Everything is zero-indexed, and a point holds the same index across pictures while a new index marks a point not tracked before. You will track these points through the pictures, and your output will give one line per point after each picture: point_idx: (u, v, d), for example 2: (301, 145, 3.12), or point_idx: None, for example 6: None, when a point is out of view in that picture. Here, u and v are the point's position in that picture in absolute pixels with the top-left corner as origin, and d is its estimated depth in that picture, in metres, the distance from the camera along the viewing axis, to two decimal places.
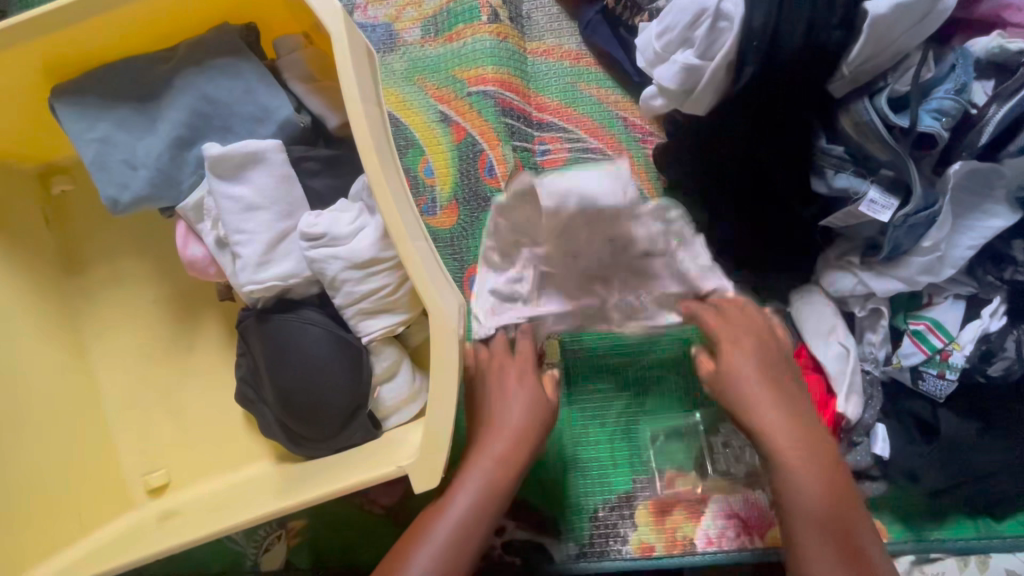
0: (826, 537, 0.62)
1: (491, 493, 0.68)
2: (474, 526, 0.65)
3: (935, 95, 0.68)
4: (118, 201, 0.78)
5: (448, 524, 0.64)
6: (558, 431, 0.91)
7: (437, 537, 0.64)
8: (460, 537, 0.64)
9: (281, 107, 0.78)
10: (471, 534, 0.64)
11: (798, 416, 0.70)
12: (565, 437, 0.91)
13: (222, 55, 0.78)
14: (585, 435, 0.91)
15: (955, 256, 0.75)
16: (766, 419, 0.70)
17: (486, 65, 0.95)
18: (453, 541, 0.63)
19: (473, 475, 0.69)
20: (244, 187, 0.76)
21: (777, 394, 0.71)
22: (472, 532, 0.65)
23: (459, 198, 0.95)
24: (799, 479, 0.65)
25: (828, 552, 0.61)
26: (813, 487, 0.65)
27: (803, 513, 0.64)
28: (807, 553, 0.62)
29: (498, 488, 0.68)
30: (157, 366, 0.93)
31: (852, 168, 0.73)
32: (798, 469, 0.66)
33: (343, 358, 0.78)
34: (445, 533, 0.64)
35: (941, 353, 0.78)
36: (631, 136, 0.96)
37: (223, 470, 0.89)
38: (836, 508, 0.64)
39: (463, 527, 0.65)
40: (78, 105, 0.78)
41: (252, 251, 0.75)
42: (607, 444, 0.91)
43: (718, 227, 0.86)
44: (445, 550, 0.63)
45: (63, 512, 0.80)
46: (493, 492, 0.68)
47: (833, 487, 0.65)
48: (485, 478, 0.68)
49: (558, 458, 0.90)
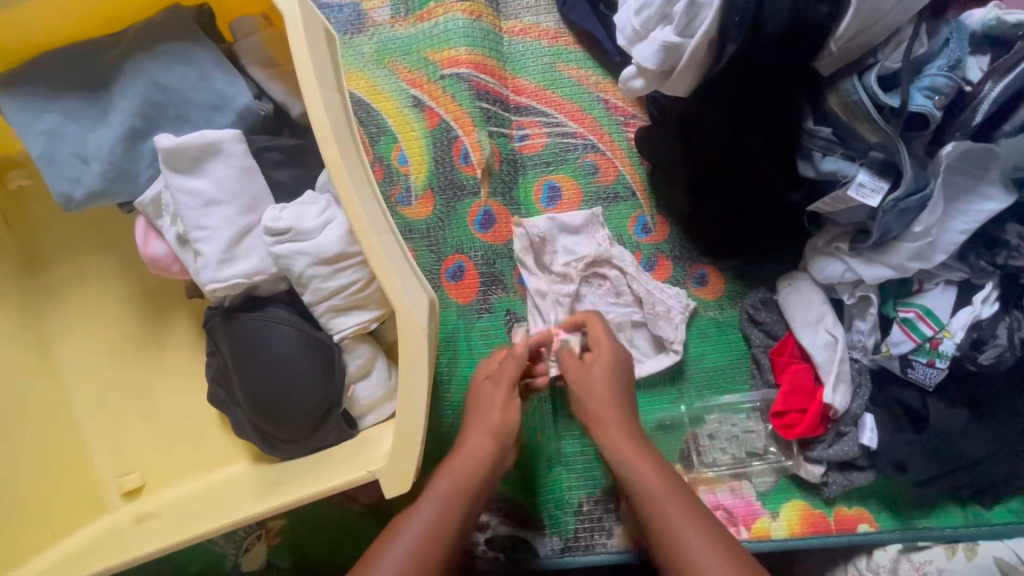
0: (688, 520, 0.62)
1: (454, 498, 0.68)
2: (446, 529, 0.65)
3: (928, 72, 0.64)
4: (71, 197, 0.75)
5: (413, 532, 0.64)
6: (542, 427, 0.89)
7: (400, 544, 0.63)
8: (426, 544, 0.63)
9: (238, 95, 0.74)
10: (441, 536, 0.64)
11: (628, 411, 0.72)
12: (549, 433, 0.89)
13: (174, 38, 0.74)
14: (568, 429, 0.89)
15: (947, 241, 0.71)
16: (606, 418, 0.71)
17: (460, 46, 0.91)
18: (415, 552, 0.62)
19: (444, 481, 0.69)
20: (202, 181, 0.72)
21: (619, 401, 0.72)
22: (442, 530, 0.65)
23: (434, 186, 0.90)
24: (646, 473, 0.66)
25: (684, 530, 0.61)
26: (657, 475, 0.66)
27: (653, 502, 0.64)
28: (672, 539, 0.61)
29: (465, 490, 0.69)
30: (126, 366, 0.90)
31: (841, 150, 0.69)
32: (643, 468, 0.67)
33: (314, 357, 0.75)
34: (411, 542, 0.63)
35: (930, 341, 0.76)
36: (613, 120, 0.92)
37: (201, 472, 0.87)
38: (684, 495, 0.64)
39: (431, 535, 0.64)
40: (20, 94, 0.73)
41: (214, 248, 0.71)
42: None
43: (702, 211, 0.86)
44: (410, 560, 0.62)
45: (32, 519, 0.78)
46: (458, 498, 0.68)
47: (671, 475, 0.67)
48: (452, 486, 0.68)
49: (541, 454, 0.88)
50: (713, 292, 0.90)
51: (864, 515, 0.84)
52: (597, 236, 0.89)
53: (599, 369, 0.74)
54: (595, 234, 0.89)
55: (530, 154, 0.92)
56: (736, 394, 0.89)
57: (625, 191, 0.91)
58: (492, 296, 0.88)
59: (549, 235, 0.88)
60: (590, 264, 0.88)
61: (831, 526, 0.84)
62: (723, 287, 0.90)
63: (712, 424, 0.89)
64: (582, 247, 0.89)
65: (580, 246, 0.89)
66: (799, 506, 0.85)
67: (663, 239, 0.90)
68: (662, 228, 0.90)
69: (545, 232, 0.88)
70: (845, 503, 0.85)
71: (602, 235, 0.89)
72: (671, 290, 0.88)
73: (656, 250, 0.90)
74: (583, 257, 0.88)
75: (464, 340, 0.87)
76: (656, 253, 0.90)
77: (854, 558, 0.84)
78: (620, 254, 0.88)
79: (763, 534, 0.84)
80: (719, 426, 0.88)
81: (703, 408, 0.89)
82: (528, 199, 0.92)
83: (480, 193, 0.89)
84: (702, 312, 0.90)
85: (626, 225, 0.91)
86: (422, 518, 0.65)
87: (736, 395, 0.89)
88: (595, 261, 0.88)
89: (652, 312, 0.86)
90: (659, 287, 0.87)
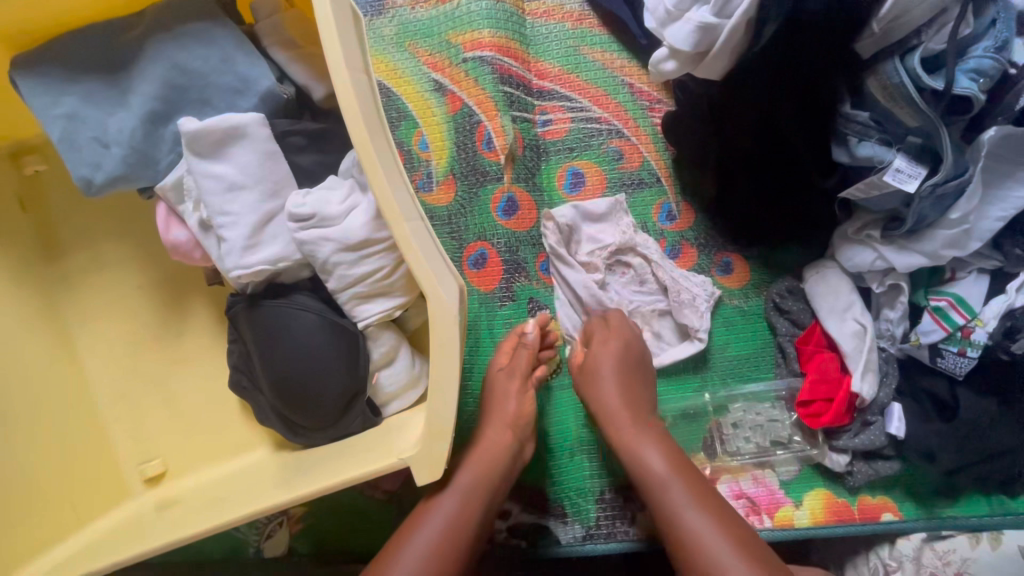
0: (688, 496, 0.65)
1: (475, 493, 0.68)
2: (465, 530, 0.65)
3: (972, 54, 0.62)
4: (92, 181, 0.73)
5: (435, 524, 0.64)
6: (563, 419, 0.89)
7: (419, 541, 0.63)
8: (447, 538, 0.63)
9: (261, 77, 0.73)
10: (464, 528, 0.65)
11: (632, 391, 0.75)
12: (570, 424, 0.89)
13: (196, 20, 0.72)
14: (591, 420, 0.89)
15: (983, 228, 0.70)
16: (610, 400, 0.74)
17: (483, 28, 0.89)
18: (433, 548, 0.62)
19: (465, 474, 0.68)
20: (225, 166, 0.70)
21: (624, 385, 0.75)
22: (463, 523, 0.65)
23: (455, 172, 0.89)
24: (653, 463, 0.68)
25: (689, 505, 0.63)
26: (664, 465, 0.68)
27: (654, 482, 0.67)
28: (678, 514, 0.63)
29: (487, 483, 0.69)
30: (147, 354, 0.89)
31: (877, 135, 0.67)
32: (644, 448, 0.70)
33: (338, 345, 0.75)
34: (431, 537, 0.63)
35: (963, 330, 0.75)
36: (638, 104, 0.90)
37: (222, 459, 0.87)
38: (687, 472, 0.67)
39: (453, 529, 0.64)
40: (39, 76, 0.71)
41: (238, 234, 0.70)
42: None
43: (729, 197, 0.84)
44: (431, 554, 0.62)
45: (57, 504, 0.77)
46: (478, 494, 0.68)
47: (678, 461, 0.69)
48: (473, 479, 0.68)
49: (562, 445, 0.88)
50: (739, 281, 0.89)
51: (889, 505, 0.85)
52: (621, 224, 0.88)
53: (601, 354, 0.77)
54: (619, 222, 0.88)
55: (553, 139, 0.91)
56: (761, 383, 0.88)
57: (649, 177, 0.90)
58: (516, 284, 0.88)
59: (573, 227, 0.87)
60: (615, 253, 0.87)
61: (854, 515, 0.84)
62: (748, 276, 0.89)
63: (736, 413, 0.88)
64: (608, 235, 0.88)
65: (605, 235, 0.88)
66: (822, 495, 0.85)
67: (688, 226, 0.89)
68: (686, 215, 0.89)
69: (568, 223, 0.86)
70: (868, 492, 0.85)
71: (627, 223, 0.88)
72: (696, 279, 0.87)
73: (681, 238, 0.89)
74: (609, 245, 0.87)
75: (488, 329, 0.87)
76: (680, 241, 0.89)
77: (877, 547, 0.84)
78: (645, 242, 0.87)
79: (786, 523, 0.83)
80: (743, 415, 0.88)
81: (726, 396, 0.89)
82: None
83: (503, 179, 0.88)
84: (728, 300, 0.89)
85: (650, 213, 0.90)
86: (444, 513, 0.65)
87: (759, 384, 0.88)
88: (620, 250, 0.87)
89: (676, 300, 0.85)
90: (684, 277, 0.86)
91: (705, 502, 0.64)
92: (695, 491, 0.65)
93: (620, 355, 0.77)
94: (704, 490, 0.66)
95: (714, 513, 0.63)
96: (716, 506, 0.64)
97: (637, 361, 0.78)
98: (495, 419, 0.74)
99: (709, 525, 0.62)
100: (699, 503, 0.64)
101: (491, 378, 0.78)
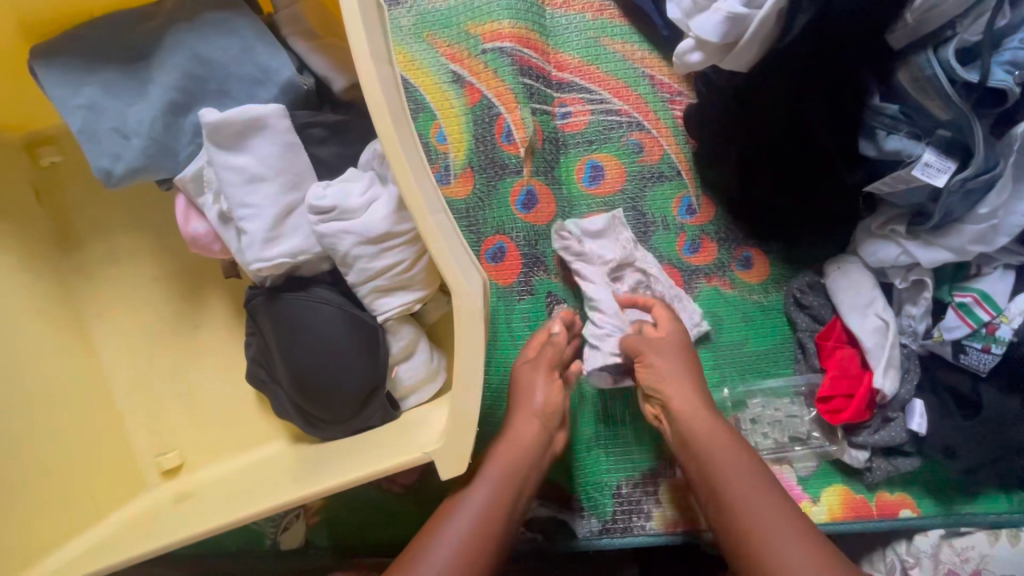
0: (756, 491, 0.64)
1: (505, 483, 0.68)
2: (496, 524, 0.65)
3: (1008, 45, 0.61)
4: (111, 173, 0.73)
5: (467, 515, 0.65)
6: (589, 426, 0.89)
7: (450, 537, 0.63)
8: (478, 530, 0.64)
9: (282, 68, 0.72)
10: (493, 524, 0.65)
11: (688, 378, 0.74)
12: (595, 432, 0.89)
13: (216, 9, 0.72)
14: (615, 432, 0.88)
15: (1011, 223, 0.70)
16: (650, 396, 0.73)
17: (503, 19, 0.88)
18: (467, 545, 0.62)
19: (495, 465, 0.69)
20: (246, 157, 0.70)
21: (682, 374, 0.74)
22: (493, 522, 0.65)
23: (474, 164, 0.88)
24: (716, 450, 0.68)
25: (759, 499, 0.63)
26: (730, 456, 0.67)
27: (722, 473, 0.66)
28: (747, 507, 0.63)
29: (514, 476, 0.69)
30: (164, 345, 0.89)
31: (907, 128, 0.67)
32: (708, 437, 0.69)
33: (358, 338, 0.75)
34: (464, 528, 0.64)
35: (987, 327, 0.74)
36: (658, 97, 0.89)
37: (239, 452, 0.87)
38: (752, 466, 0.67)
39: (483, 524, 0.64)
40: (59, 65, 0.71)
41: (259, 226, 0.70)
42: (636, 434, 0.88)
43: (753, 191, 0.83)
44: (461, 555, 0.62)
45: (76, 496, 0.78)
46: (511, 480, 0.68)
47: (742, 452, 0.68)
48: (504, 469, 0.69)
49: (584, 451, 0.88)
50: (759, 275, 0.88)
51: (907, 501, 0.83)
52: (621, 241, 0.86)
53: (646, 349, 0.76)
54: (618, 237, 0.86)
55: (572, 132, 0.90)
56: (779, 379, 0.88)
57: (670, 171, 0.89)
58: (534, 278, 0.87)
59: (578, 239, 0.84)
60: (615, 269, 0.86)
61: (872, 511, 0.83)
62: (769, 271, 0.88)
63: (755, 409, 0.88)
64: (610, 251, 0.85)
65: (606, 251, 0.85)
66: (840, 490, 0.84)
67: (709, 220, 0.88)
68: (707, 209, 0.89)
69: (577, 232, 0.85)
70: (887, 488, 0.84)
71: (627, 241, 0.86)
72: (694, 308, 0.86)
73: (701, 232, 0.88)
74: (609, 263, 0.85)
75: (506, 323, 0.87)
76: (701, 235, 0.88)
77: (894, 542, 0.84)
78: (640, 264, 0.86)
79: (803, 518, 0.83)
80: (761, 410, 0.87)
81: (743, 393, 0.88)
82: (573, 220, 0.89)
83: (523, 172, 0.87)
84: (747, 295, 0.88)
85: (670, 206, 0.89)
86: (475, 505, 0.65)
87: (778, 379, 0.88)
88: (621, 265, 0.86)
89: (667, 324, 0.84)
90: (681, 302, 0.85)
91: (764, 492, 0.64)
92: (761, 484, 0.65)
93: (672, 348, 0.76)
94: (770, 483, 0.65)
95: (775, 501, 0.63)
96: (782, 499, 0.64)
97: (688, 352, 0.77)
98: (525, 410, 0.74)
99: (769, 513, 0.62)
100: (767, 497, 0.64)
101: (517, 369, 0.79)
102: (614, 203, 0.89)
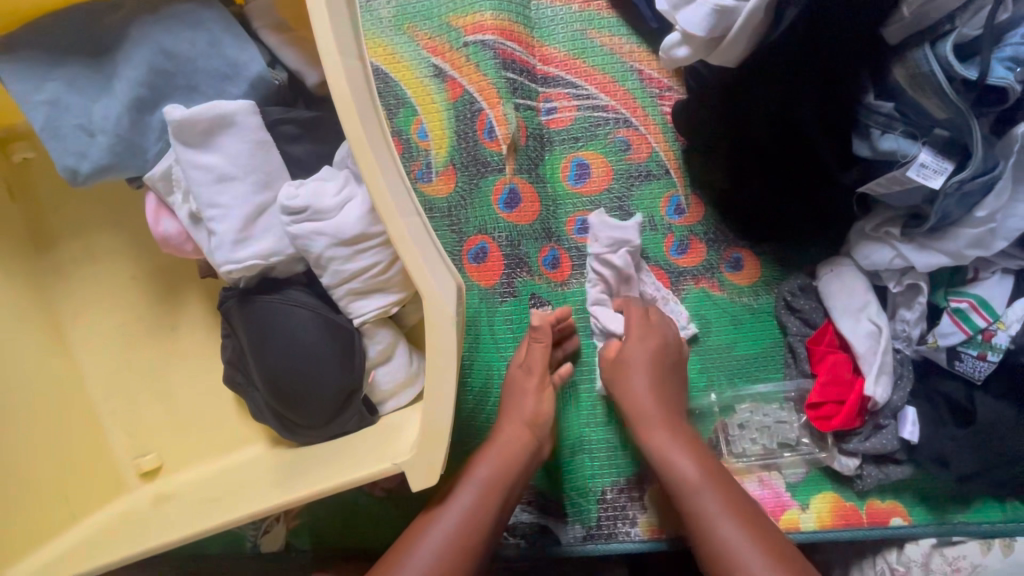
0: (723, 505, 0.63)
1: (487, 498, 0.65)
2: (473, 540, 0.63)
3: (1010, 40, 0.58)
4: (77, 171, 0.71)
5: (446, 526, 0.63)
6: (562, 434, 0.86)
7: (431, 540, 0.62)
8: (457, 546, 0.62)
9: (251, 62, 0.69)
10: (478, 523, 0.64)
11: (661, 386, 0.74)
12: (569, 439, 0.86)
13: (182, 2, 0.69)
14: (589, 438, 0.87)
15: (1010, 227, 0.67)
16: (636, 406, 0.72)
17: (485, 11, 0.85)
18: (451, 544, 0.62)
19: (482, 466, 0.68)
20: (214, 155, 0.68)
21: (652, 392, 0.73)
22: (478, 522, 0.64)
23: (456, 162, 0.86)
24: (689, 473, 0.66)
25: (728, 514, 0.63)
26: (699, 473, 0.66)
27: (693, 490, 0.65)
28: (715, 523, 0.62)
29: (504, 476, 0.68)
30: (140, 346, 0.87)
31: (901, 128, 0.64)
32: (676, 454, 0.68)
33: (333, 341, 0.73)
34: (448, 531, 0.62)
35: (984, 333, 0.72)
36: (647, 92, 0.86)
37: (218, 454, 0.85)
38: (721, 481, 0.66)
39: (468, 524, 0.63)
40: (19, 59, 0.68)
41: (229, 226, 0.68)
42: (613, 442, 0.86)
43: (741, 192, 0.81)
44: (446, 549, 0.61)
45: (51, 498, 0.76)
46: (494, 491, 0.66)
47: (711, 467, 0.67)
48: (490, 472, 0.67)
49: (560, 458, 0.86)
50: (749, 278, 0.85)
51: (897, 509, 0.82)
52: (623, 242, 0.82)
53: (635, 358, 0.74)
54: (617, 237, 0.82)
55: (557, 128, 0.87)
56: (770, 383, 0.85)
57: (658, 169, 0.86)
58: (517, 279, 0.85)
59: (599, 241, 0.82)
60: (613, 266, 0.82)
61: (863, 520, 0.81)
62: (759, 273, 0.86)
63: (743, 414, 0.86)
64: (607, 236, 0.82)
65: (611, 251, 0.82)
66: (830, 498, 0.82)
67: (697, 220, 0.86)
68: (696, 209, 0.86)
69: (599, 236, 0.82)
70: (877, 496, 0.82)
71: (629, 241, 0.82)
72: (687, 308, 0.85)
73: (689, 232, 0.86)
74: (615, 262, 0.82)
75: (487, 326, 0.85)
76: (689, 235, 0.86)
77: (884, 551, 0.82)
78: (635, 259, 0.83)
79: (792, 525, 0.81)
80: (750, 416, 0.85)
81: (733, 398, 0.86)
82: (558, 219, 0.86)
83: (505, 170, 0.85)
84: (736, 298, 0.85)
85: (658, 205, 0.86)
86: (459, 509, 0.64)
87: (769, 384, 0.85)
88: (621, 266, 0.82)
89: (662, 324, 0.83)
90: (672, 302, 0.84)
91: (743, 513, 0.63)
92: (730, 498, 0.64)
93: (650, 357, 0.75)
94: (742, 499, 0.65)
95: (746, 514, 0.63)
96: (753, 515, 0.63)
97: (663, 366, 0.76)
98: (515, 417, 0.73)
99: (745, 535, 0.61)
100: (737, 512, 0.63)
101: (510, 375, 0.78)
102: (600, 201, 0.86)
